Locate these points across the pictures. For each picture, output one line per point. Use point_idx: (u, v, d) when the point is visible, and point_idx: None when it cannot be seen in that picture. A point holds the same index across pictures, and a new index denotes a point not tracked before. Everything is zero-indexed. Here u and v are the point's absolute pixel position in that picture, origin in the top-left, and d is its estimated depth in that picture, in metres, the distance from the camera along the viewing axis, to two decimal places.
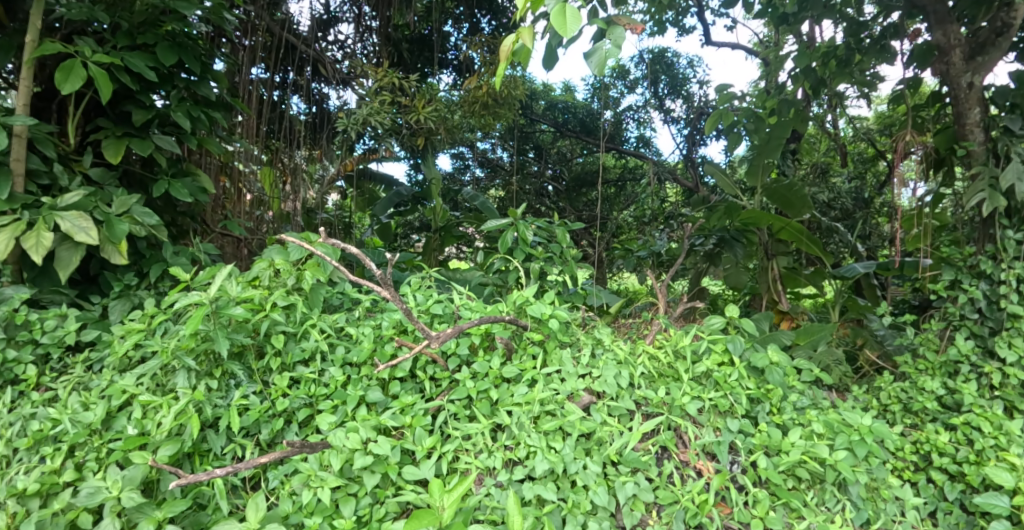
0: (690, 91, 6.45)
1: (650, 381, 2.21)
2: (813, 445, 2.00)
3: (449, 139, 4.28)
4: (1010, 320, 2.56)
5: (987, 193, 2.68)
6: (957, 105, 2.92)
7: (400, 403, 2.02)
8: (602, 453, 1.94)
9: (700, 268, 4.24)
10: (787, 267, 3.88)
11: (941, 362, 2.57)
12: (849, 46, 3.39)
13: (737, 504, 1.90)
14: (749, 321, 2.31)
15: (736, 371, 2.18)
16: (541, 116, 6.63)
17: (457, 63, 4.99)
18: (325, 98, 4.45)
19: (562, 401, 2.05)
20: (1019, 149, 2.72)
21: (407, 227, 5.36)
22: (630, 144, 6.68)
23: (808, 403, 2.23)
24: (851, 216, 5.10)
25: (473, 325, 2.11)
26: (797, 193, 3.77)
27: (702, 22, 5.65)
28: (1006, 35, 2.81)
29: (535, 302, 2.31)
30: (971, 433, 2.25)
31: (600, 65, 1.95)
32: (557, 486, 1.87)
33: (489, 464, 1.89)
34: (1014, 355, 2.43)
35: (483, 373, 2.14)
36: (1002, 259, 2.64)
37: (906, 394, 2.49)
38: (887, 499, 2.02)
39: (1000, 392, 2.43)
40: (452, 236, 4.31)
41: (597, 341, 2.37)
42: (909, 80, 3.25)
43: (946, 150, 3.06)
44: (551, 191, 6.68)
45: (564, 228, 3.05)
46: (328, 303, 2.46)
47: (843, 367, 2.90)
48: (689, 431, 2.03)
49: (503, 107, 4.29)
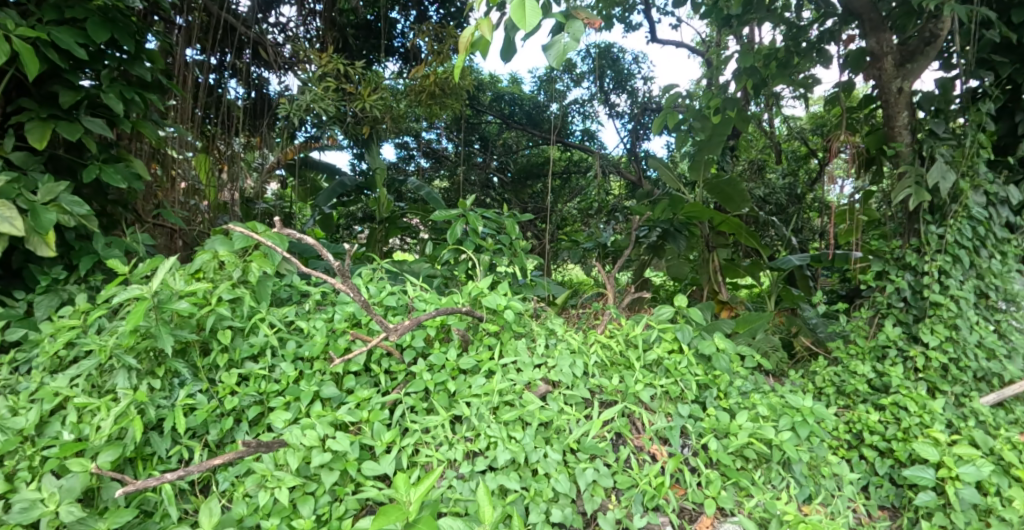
0: (634, 87, 6.57)
1: (603, 369, 2.26)
2: (759, 427, 2.09)
3: (395, 128, 4.22)
4: (933, 308, 2.74)
5: (913, 189, 2.85)
6: (887, 109, 3.09)
7: (356, 398, 2.00)
8: (563, 441, 1.97)
9: (644, 259, 4.36)
10: (726, 258, 4.02)
11: (870, 346, 2.75)
12: (789, 49, 3.54)
13: (691, 486, 1.97)
14: (696, 310, 2.39)
15: (686, 358, 2.26)
16: (487, 107, 6.64)
17: (404, 51, 4.92)
18: (265, 83, 4.30)
19: (520, 391, 2.07)
20: (942, 151, 2.89)
21: (349, 218, 5.28)
22: (576, 137, 6.81)
23: (751, 388, 2.32)
24: (784, 211, 5.32)
25: (429, 317, 2.09)
26: (737, 188, 3.92)
27: (649, 19, 5.73)
28: (933, 45, 2.99)
29: (489, 293, 2.34)
30: (899, 412, 2.43)
31: (559, 58, 1.97)
32: (518, 475, 1.88)
33: (450, 456, 1.88)
34: (936, 340, 2.62)
35: (439, 365, 2.13)
36: (925, 251, 2.81)
37: (838, 378, 2.68)
38: (826, 475, 2.12)
39: (923, 374, 2.62)
40: (397, 227, 4.31)
41: (550, 332, 2.39)
42: (843, 83, 3.40)
43: (876, 150, 3.24)
44: (497, 182, 6.67)
45: (513, 219, 3.06)
46: (276, 297, 2.39)
47: (780, 353, 3.07)
48: (643, 418, 2.08)
49: (450, 97, 4.28)
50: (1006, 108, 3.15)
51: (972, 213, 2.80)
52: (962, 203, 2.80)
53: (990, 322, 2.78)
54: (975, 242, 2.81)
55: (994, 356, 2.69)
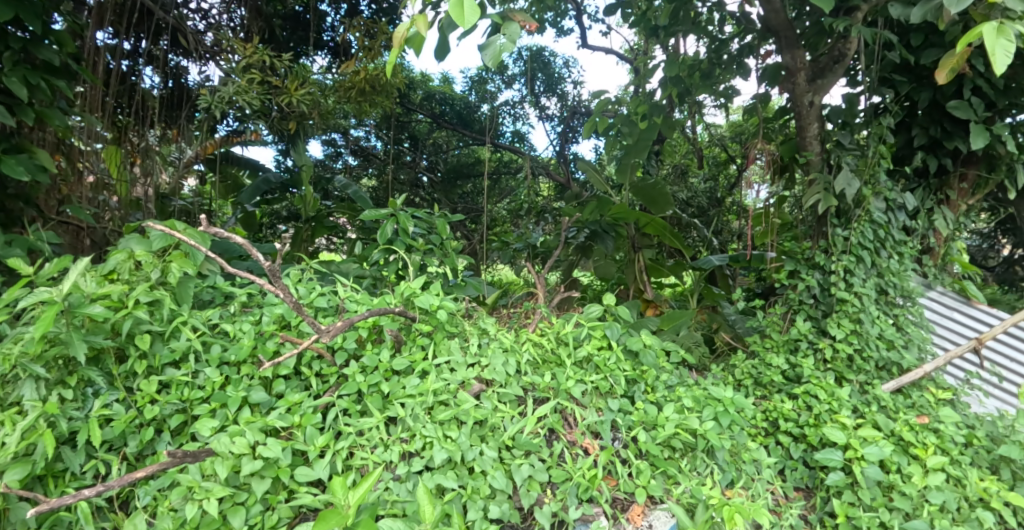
0: (564, 90, 6.69)
1: (535, 367, 2.30)
2: (685, 418, 2.18)
3: (322, 124, 4.10)
4: (839, 304, 2.95)
5: (822, 195, 3.05)
6: (800, 120, 3.29)
7: (287, 402, 1.96)
8: (497, 438, 1.99)
9: (572, 260, 4.46)
10: (651, 258, 4.16)
11: (784, 340, 2.94)
12: (711, 61, 3.71)
13: (622, 476, 2.03)
14: (623, 308, 2.47)
15: (614, 355, 2.33)
16: (417, 105, 6.60)
17: (333, 46, 4.82)
18: (183, 72, 4.08)
19: (454, 390, 2.07)
20: (848, 160, 3.11)
21: (273, 217, 5.10)
22: (506, 138, 6.81)
23: (676, 381, 2.42)
24: (705, 214, 5.55)
25: (362, 318, 2.06)
26: (660, 191, 4.08)
27: (580, 25, 5.85)
28: (842, 63, 3.18)
29: (422, 293, 2.32)
30: (810, 401, 2.62)
31: (494, 57, 1.99)
32: (455, 474, 1.88)
33: (386, 457, 1.87)
34: (841, 333, 2.83)
35: (372, 367, 2.11)
36: (832, 252, 3.02)
37: (756, 370, 2.86)
38: (747, 461, 2.24)
39: (831, 365, 2.82)
40: (324, 226, 4.22)
41: (482, 331, 2.41)
42: (760, 95, 3.61)
43: (789, 159, 3.44)
44: (427, 182, 6.63)
45: (444, 219, 3.06)
46: (197, 299, 2.30)
47: (702, 348, 3.21)
48: (575, 413, 2.13)
49: (380, 95, 4.23)
50: (903, 122, 3.41)
51: (874, 218, 3.02)
52: (865, 208, 3.02)
53: (890, 317, 3.02)
54: (876, 244, 3.04)
55: (893, 347, 2.92)
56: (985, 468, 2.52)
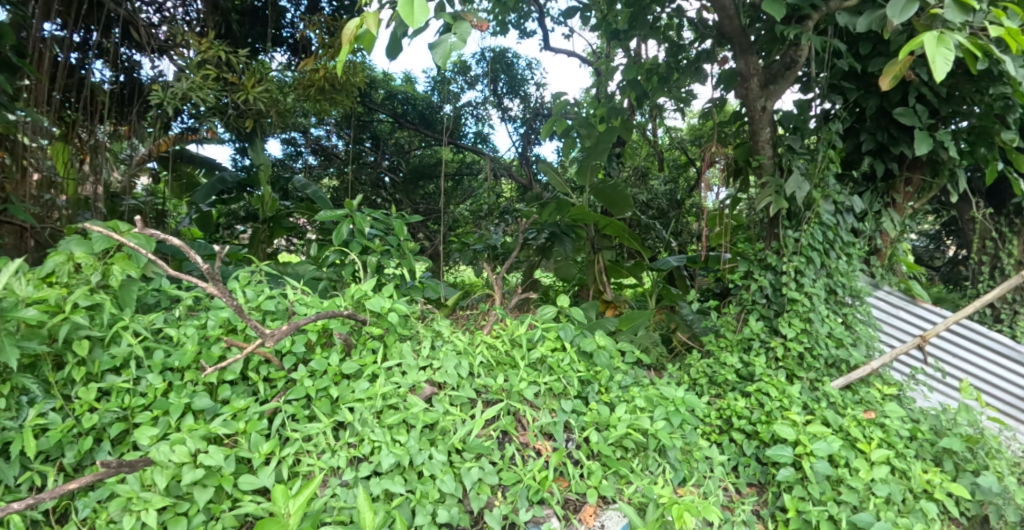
0: (527, 92, 6.70)
1: (489, 369, 2.29)
2: (636, 418, 2.20)
3: (281, 123, 4.00)
4: (790, 304, 3.02)
5: (773, 198, 3.11)
6: (752, 124, 3.35)
7: (231, 408, 1.91)
8: (447, 441, 1.97)
9: (533, 261, 4.43)
10: (611, 259, 4.18)
11: (738, 339, 3.00)
12: (669, 65, 3.78)
13: (574, 477, 2.04)
14: (577, 309, 2.49)
15: (568, 356, 2.35)
16: (379, 105, 6.53)
17: (293, 42, 4.74)
18: (136, 67, 3.84)
19: (404, 394, 2.05)
20: (798, 163, 3.19)
21: (230, 217, 4.96)
22: (468, 139, 6.75)
23: (630, 381, 2.44)
24: (665, 215, 5.62)
25: (309, 322, 2.02)
26: (620, 192, 4.03)
27: (542, 27, 5.87)
28: (792, 70, 3.26)
29: (373, 295, 2.29)
30: (762, 398, 2.68)
31: (445, 57, 1.98)
32: (403, 479, 1.87)
33: (333, 463, 1.84)
34: (792, 331, 2.90)
35: (321, 371, 2.07)
36: (783, 253, 3.08)
37: (710, 369, 2.91)
38: (699, 459, 2.27)
39: (783, 363, 2.89)
40: (282, 227, 4.14)
41: (436, 333, 2.39)
42: (716, 99, 3.69)
43: (743, 162, 3.52)
44: (388, 182, 6.55)
45: (401, 220, 3.02)
46: (141, 302, 2.23)
47: (659, 348, 3.22)
48: (527, 415, 2.13)
49: (340, 93, 4.16)
50: (853, 127, 3.51)
51: (822, 220, 3.10)
52: (814, 211, 3.10)
53: (839, 316, 3.10)
54: (825, 245, 3.12)
55: (841, 345, 3.00)
56: (928, 460, 2.61)
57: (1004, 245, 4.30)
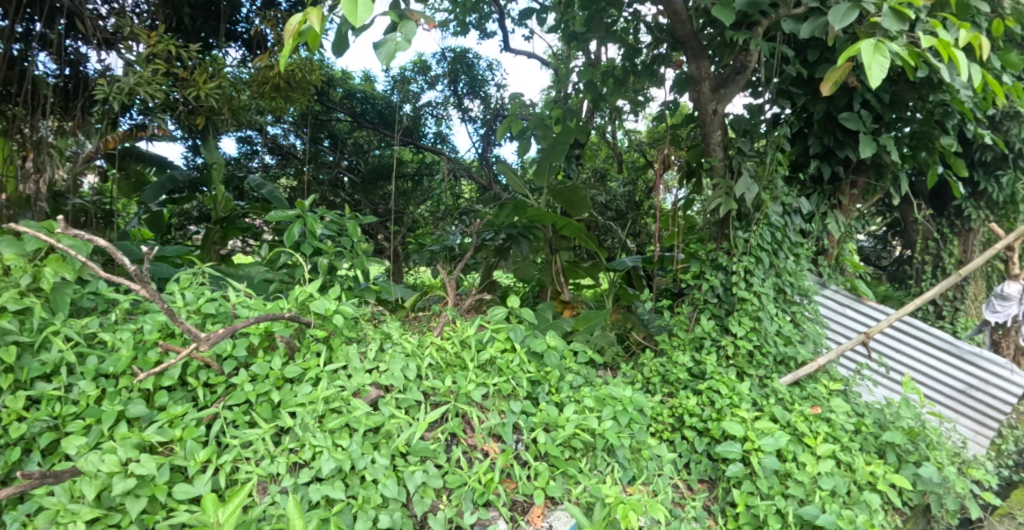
0: (487, 93, 6.68)
1: (438, 371, 2.28)
2: (584, 418, 2.22)
3: (234, 120, 3.86)
4: (740, 302, 3.08)
5: (723, 199, 3.16)
6: (704, 127, 3.37)
7: (167, 415, 1.86)
8: (391, 445, 1.95)
9: (491, 262, 4.33)
10: (568, 260, 4.20)
11: (690, 338, 3.06)
12: (625, 68, 3.82)
13: (521, 478, 2.04)
14: (526, 310, 2.50)
15: (517, 357, 2.36)
16: (337, 104, 6.37)
17: (247, 37, 4.45)
18: (82, 60, 3.63)
19: (348, 397, 2.03)
20: (748, 165, 3.26)
21: (183, 217, 4.73)
22: (428, 139, 6.76)
23: (581, 382, 2.46)
24: (623, 216, 5.69)
25: (246, 325, 1.97)
26: (578, 193, 4.08)
27: (502, 29, 5.88)
28: (742, 75, 3.32)
29: (318, 297, 2.24)
30: (712, 396, 2.73)
31: (389, 56, 1.97)
32: (345, 484, 1.84)
33: (272, 470, 1.81)
34: (742, 330, 2.97)
35: (263, 375, 2.03)
36: (734, 253, 3.14)
37: (663, 368, 2.95)
38: (648, 457, 2.29)
39: (733, 361, 2.96)
40: (236, 228, 4.01)
41: (386, 336, 2.36)
42: (669, 102, 3.75)
43: (696, 164, 3.57)
44: (347, 182, 6.42)
45: (354, 221, 2.97)
46: (77, 306, 2.16)
47: (615, 347, 3.24)
48: (475, 417, 2.12)
49: (297, 91, 4.04)
50: (802, 131, 3.60)
51: (771, 221, 3.17)
52: (763, 212, 3.17)
53: (788, 314, 3.19)
54: (774, 246, 3.19)
55: (790, 342, 3.08)
56: (872, 452, 2.69)
57: (944, 245, 4.47)
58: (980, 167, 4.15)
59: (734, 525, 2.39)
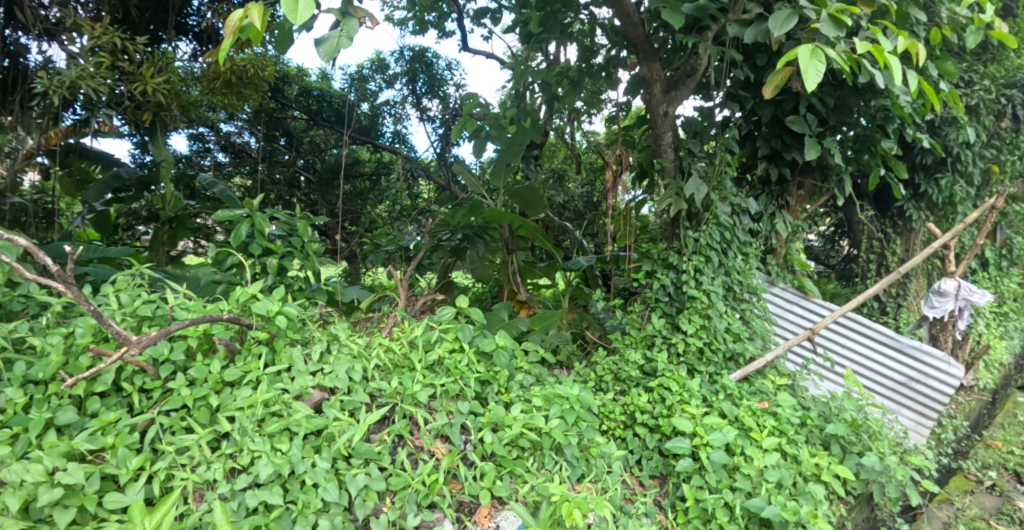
0: (446, 93, 6.62)
1: (385, 373, 2.26)
2: (531, 417, 2.23)
3: (184, 116, 3.76)
4: (689, 301, 3.14)
5: (673, 200, 3.22)
6: (655, 129, 3.41)
7: (99, 422, 1.83)
8: (333, 448, 1.93)
9: (448, 262, 4.37)
10: (524, 260, 4.23)
11: (641, 336, 3.11)
12: (581, 69, 3.84)
13: (467, 479, 2.04)
14: (475, 310, 2.51)
15: (466, 357, 2.36)
16: (292, 101, 6.21)
17: (199, 31, 4.24)
18: (22, 52, 3.45)
19: (289, 400, 2.01)
20: (697, 166, 3.32)
21: (131, 217, 4.50)
22: (386, 138, 6.63)
23: (531, 381, 2.48)
24: (581, 217, 5.74)
25: (182, 327, 1.96)
26: (535, 194, 4.06)
27: (460, 28, 5.85)
28: (693, 77, 3.35)
29: (260, 298, 2.21)
30: (663, 393, 2.78)
31: (331, 54, 1.99)
32: (284, 489, 1.82)
33: (208, 476, 1.78)
34: (691, 328, 3.03)
35: (201, 379, 2.01)
36: (684, 252, 3.20)
37: (615, 366, 3.00)
38: (596, 455, 2.32)
39: (684, 358, 3.02)
40: (186, 228, 3.91)
41: (333, 337, 2.34)
42: (622, 104, 3.79)
43: (648, 165, 3.64)
44: (304, 182, 6.30)
45: (305, 221, 2.92)
46: (6, 309, 2.08)
47: (571, 347, 3.25)
48: (421, 418, 2.12)
49: (249, 87, 3.97)
50: (750, 134, 3.69)
51: (720, 220, 3.24)
52: (712, 212, 3.23)
53: (737, 311, 3.28)
54: (723, 245, 3.26)
55: (739, 339, 3.15)
56: (817, 444, 2.76)
57: (888, 245, 4.64)
58: (919, 170, 4.32)
59: (684, 520, 2.43)
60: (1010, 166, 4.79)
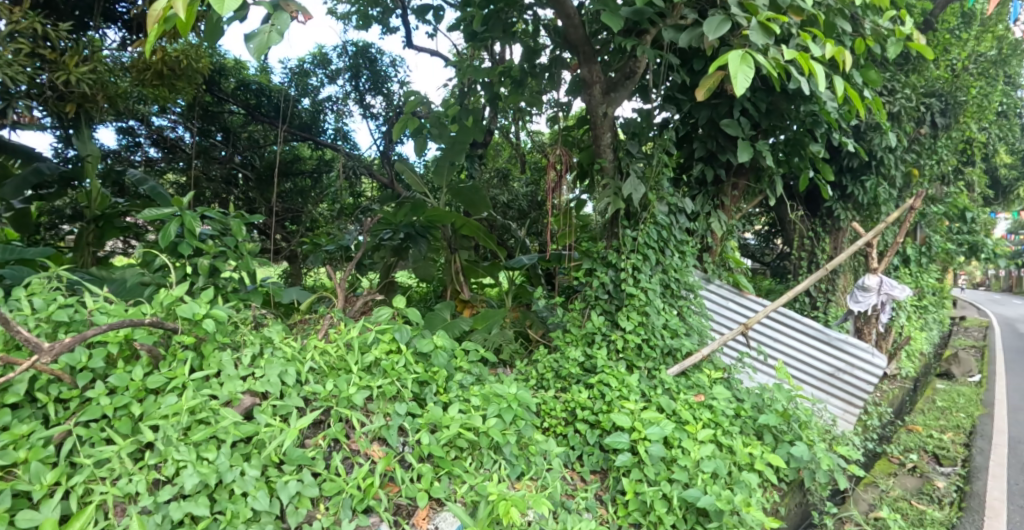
0: (390, 90, 6.56)
1: (320, 376, 2.23)
2: (469, 417, 2.23)
3: (112, 108, 3.59)
4: (628, 298, 3.21)
5: (611, 199, 3.28)
6: (594, 130, 3.46)
7: (9, 435, 1.77)
8: (263, 455, 1.91)
9: (389, 261, 4.31)
10: (467, 259, 4.18)
11: (582, 333, 3.16)
12: (523, 69, 3.85)
13: (404, 482, 2.03)
14: (412, 310, 2.51)
15: (403, 358, 2.35)
16: (229, 95, 5.95)
17: (129, 19, 4.06)
18: None
19: (216, 407, 1.96)
20: (634, 167, 3.40)
21: (53, 216, 4.17)
22: (327, 135, 6.52)
23: (471, 381, 2.49)
24: (525, 216, 5.79)
25: (100, 333, 1.88)
26: (478, 194, 4.09)
27: (404, 25, 5.78)
28: (631, 80, 3.39)
29: (185, 301, 2.15)
30: (603, 389, 2.83)
31: (260, 49, 1.97)
32: (211, 500, 1.80)
33: (129, 489, 1.76)
34: (630, 324, 3.09)
35: (123, 387, 1.95)
36: (622, 251, 3.27)
37: (556, 364, 3.04)
38: (535, 453, 2.34)
39: (623, 354, 3.08)
40: (114, 228, 3.71)
41: (266, 340, 2.30)
42: (563, 104, 3.83)
43: (588, 165, 3.70)
44: (242, 178, 6.11)
45: (239, 220, 2.83)
46: None
47: (514, 345, 3.30)
48: (356, 421, 2.10)
49: (181, 79, 3.83)
50: (686, 135, 3.79)
51: (657, 220, 3.32)
52: (650, 211, 3.31)
53: (674, 308, 3.37)
54: (660, 244, 3.34)
55: (676, 335, 3.24)
56: (751, 434, 2.86)
57: (818, 243, 4.85)
58: (846, 173, 4.53)
59: (624, 512, 2.47)
60: (928, 169, 5.07)
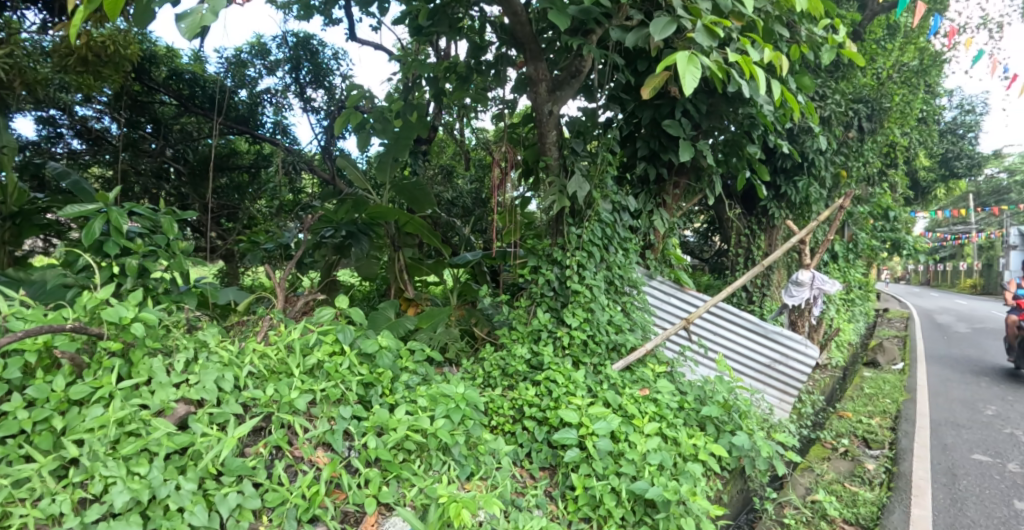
0: (332, 83, 6.41)
1: (260, 380, 2.15)
2: (416, 418, 2.19)
3: (31, 96, 3.35)
4: (574, 295, 3.23)
5: (556, 197, 3.27)
6: (540, 127, 3.39)
7: None
8: (200, 467, 1.83)
9: (330, 260, 4.20)
10: (411, 257, 4.11)
11: (528, 331, 3.16)
12: (470, 66, 3.81)
13: (350, 488, 1.98)
14: (356, 310, 2.44)
15: (347, 360, 2.28)
16: (160, 85, 5.60)
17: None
18: None
19: (147, 417, 1.86)
20: (580, 165, 3.41)
21: None
22: (266, 129, 6.25)
23: (417, 381, 2.44)
24: (469, 213, 5.75)
25: (16, 341, 1.77)
26: (422, 190, 3.98)
27: (347, 17, 5.64)
28: (577, 78, 3.41)
29: (112, 304, 2.03)
30: (550, 386, 2.84)
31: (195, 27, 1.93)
32: (143, 517, 1.72)
33: (52, 510, 1.66)
34: (576, 321, 3.11)
35: (43, 398, 1.84)
36: (568, 248, 3.28)
37: (503, 362, 3.03)
38: (484, 452, 2.32)
39: (569, 350, 3.10)
40: (32, 225, 3.47)
41: (201, 344, 2.20)
42: (508, 102, 3.81)
43: (532, 162, 3.70)
44: (173, 172, 5.84)
45: (170, 217, 2.69)
46: None
47: (459, 343, 3.27)
48: (298, 426, 2.03)
49: (107, 66, 3.60)
50: (629, 134, 3.84)
51: (602, 217, 3.36)
52: (594, 209, 3.34)
53: (619, 304, 3.41)
54: (605, 241, 3.38)
55: (621, 330, 3.29)
56: (694, 426, 2.93)
57: (754, 240, 5.01)
58: (780, 173, 4.70)
59: (574, 508, 2.47)
60: (856, 170, 5.31)
